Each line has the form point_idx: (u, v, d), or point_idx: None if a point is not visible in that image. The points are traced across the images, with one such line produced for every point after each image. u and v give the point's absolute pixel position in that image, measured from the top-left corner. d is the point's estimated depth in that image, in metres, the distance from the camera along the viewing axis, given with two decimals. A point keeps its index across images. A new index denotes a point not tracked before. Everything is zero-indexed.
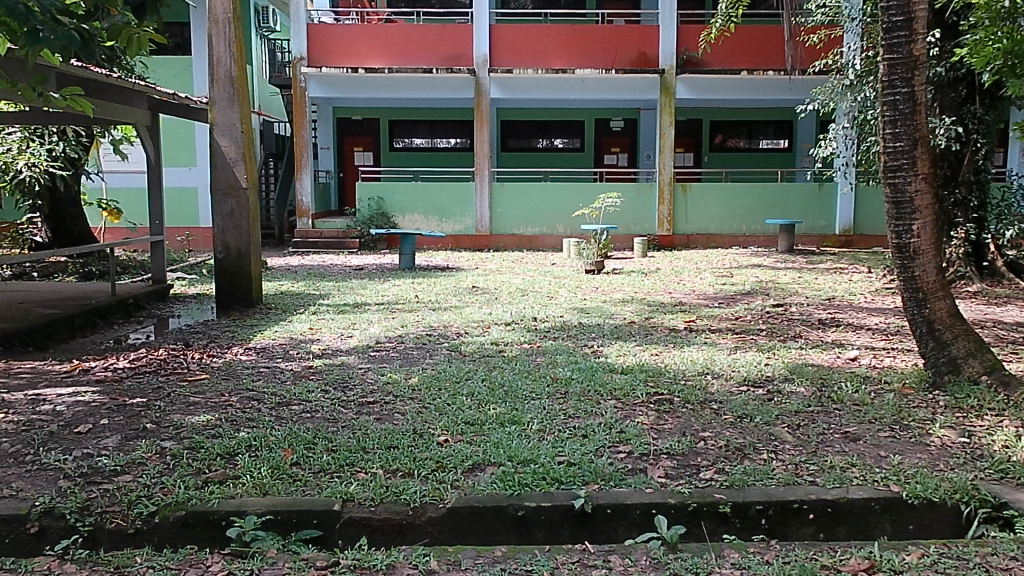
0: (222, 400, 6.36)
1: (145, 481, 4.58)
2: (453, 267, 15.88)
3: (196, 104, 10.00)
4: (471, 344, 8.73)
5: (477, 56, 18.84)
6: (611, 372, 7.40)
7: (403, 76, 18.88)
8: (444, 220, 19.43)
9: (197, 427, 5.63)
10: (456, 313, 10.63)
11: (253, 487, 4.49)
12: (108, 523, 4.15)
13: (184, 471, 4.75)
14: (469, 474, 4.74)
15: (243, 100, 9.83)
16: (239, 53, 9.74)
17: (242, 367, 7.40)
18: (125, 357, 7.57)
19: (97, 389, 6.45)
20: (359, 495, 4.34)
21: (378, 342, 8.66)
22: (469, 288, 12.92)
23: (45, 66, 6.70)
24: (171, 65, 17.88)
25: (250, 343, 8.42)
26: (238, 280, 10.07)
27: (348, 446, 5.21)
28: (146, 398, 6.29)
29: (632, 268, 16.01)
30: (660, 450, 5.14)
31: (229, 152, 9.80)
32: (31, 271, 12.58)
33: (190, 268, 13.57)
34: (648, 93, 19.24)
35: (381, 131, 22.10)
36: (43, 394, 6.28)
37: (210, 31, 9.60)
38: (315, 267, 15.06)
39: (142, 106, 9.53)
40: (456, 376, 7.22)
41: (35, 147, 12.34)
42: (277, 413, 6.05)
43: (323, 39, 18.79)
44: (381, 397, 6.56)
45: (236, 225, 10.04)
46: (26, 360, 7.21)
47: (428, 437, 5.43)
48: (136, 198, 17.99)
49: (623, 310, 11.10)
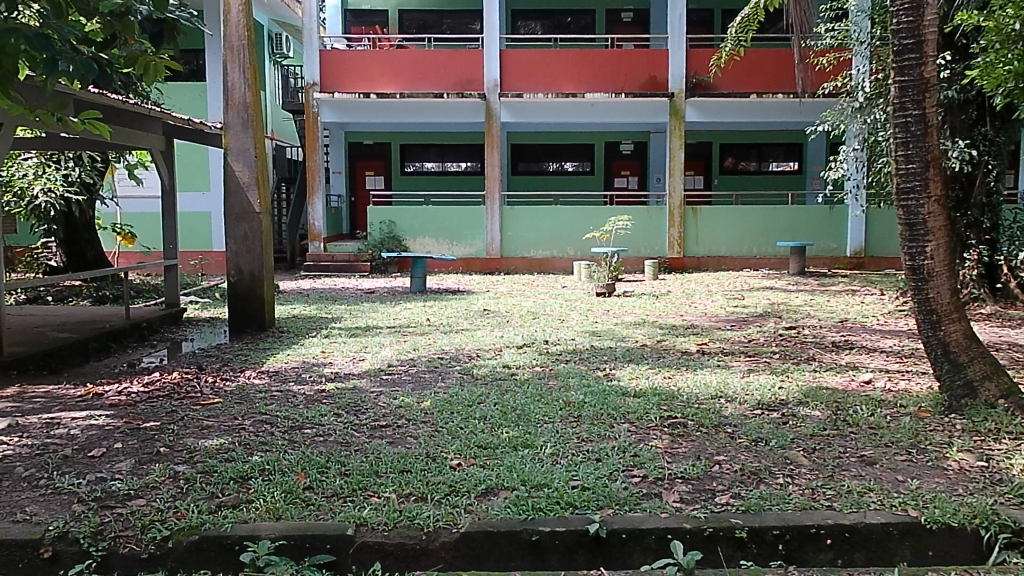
0: (235, 423, 6.36)
1: (159, 505, 4.57)
2: (465, 290, 15.92)
3: (211, 129, 10.08)
4: (483, 367, 8.73)
5: (488, 81, 18.97)
6: (624, 395, 7.36)
7: (414, 101, 19.03)
8: (455, 244, 19.48)
9: (210, 451, 5.62)
10: (468, 336, 10.62)
11: (267, 512, 4.47)
12: (121, 548, 4.12)
13: (197, 495, 4.74)
14: (482, 498, 4.71)
15: (257, 125, 9.90)
16: (254, 79, 9.83)
17: (256, 391, 7.39)
18: (139, 381, 7.59)
19: (111, 413, 6.46)
20: (372, 520, 4.32)
21: (391, 366, 8.66)
22: (480, 311, 12.92)
23: (64, 91, 6.77)
24: (186, 92, 18.11)
25: (263, 366, 8.44)
26: (251, 305, 10.12)
27: (361, 470, 5.20)
28: (160, 422, 6.30)
29: (643, 291, 16.00)
30: (674, 474, 5.10)
31: (243, 177, 9.85)
32: (47, 295, 12.68)
33: (203, 293, 13.64)
34: (658, 116, 19.30)
35: (393, 155, 22.26)
36: (57, 417, 6.29)
37: (225, 58, 9.71)
38: (328, 291, 15.10)
39: (157, 132, 9.61)
40: (468, 400, 7.19)
41: (52, 173, 12.45)
42: (290, 436, 6.03)
43: (335, 65, 18.99)
44: (394, 420, 6.54)
45: (249, 249, 10.09)
46: (41, 384, 7.22)
47: (441, 460, 5.41)
48: (151, 222, 18.12)
49: (635, 333, 11.07)
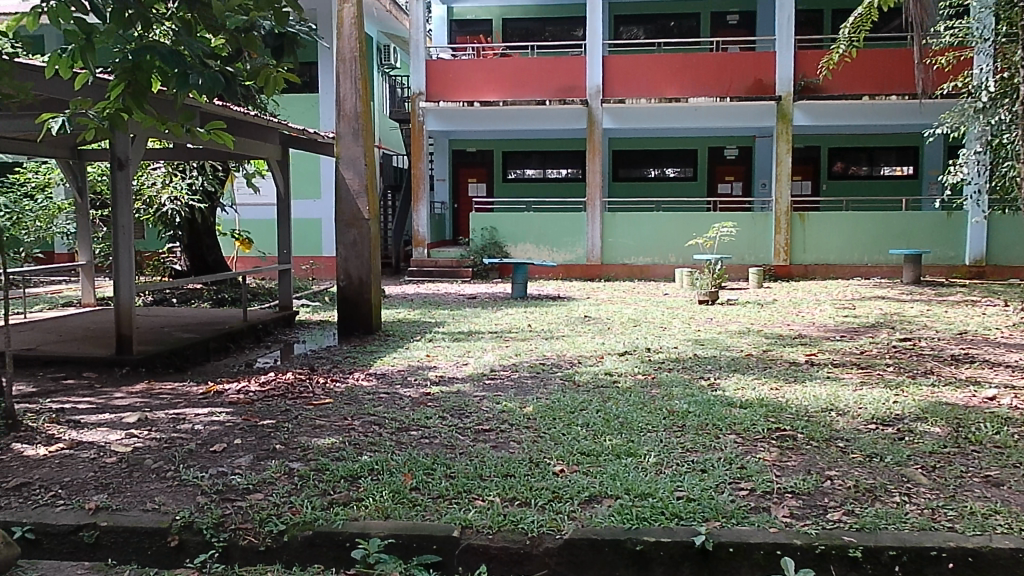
0: (345, 423, 6.56)
1: (275, 500, 4.76)
2: (566, 296, 15.93)
3: (324, 139, 10.45)
4: (584, 373, 8.71)
5: (590, 87, 18.95)
6: (729, 406, 7.20)
7: (517, 108, 19.21)
8: (555, 250, 19.52)
9: (323, 449, 5.81)
10: (569, 343, 10.62)
11: (376, 510, 4.58)
12: (241, 540, 4.31)
13: (311, 491, 4.91)
14: (586, 505, 4.70)
15: (367, 134, 10.18)
16: (364, 90, 10.12)
17: (364, 392, 7.60)
18: (256, 380, 7.93)
19: (230, 410, 6.77)
20: (478, 522, 4.36)
21: (493, 371, 8.75)
22: (581, 317, 12.89)
23: (192, 104, 7.15)
24: (300, 103, 18.84)
25: (371, 368, 8.68)
26: (359, 308, 10.42)
27: (466, 473, 5.27)
28: (276, 420, 6.56)
29: (748, 299, 15.62)
30: (783, 488, 4.95)
31: (353, 184, 10.16)
32: (171, 298, 13.39)
33: (314, 296, 14.13)
34: (765, 120, 18.83)
35: (495, 162, 22.51)
36: (182, 413, 6.63)
37: (338, 70, 10.05)
38: (431, 296, 15.38)
39: (274, 142, 10.02)
40: (570, 406, 7.18)
41: (178, 182, 13.16)
42: (398, 438, 6.17)
43: (440, 74, 19.36)
44: (497, 425, 6.60)
45: (357, 254, 10.39)
46: (167, 381, 7.63)
47: (545, 466, 5.43)
48: (266, 228, 18.91)
49: (739, 342, 10.81)
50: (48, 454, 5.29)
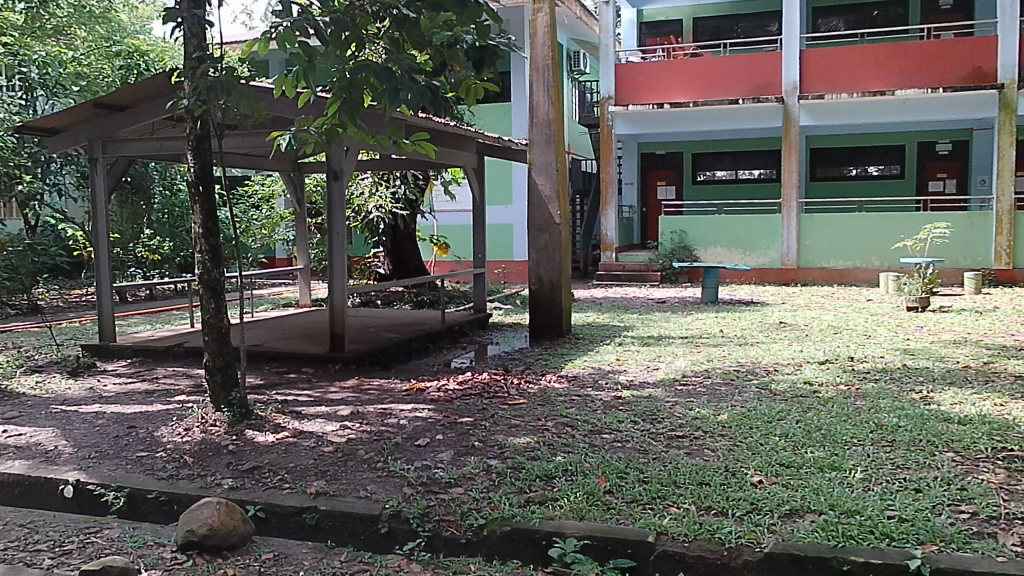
0: (539, 424, 6.70)
1: (475, 495, 4.94)
2: (759, 301, 15.36)
3: (517, 146, 10.74)
4: (782, 382, 8.35)
5: (787, 83, 18.15)
6: (947, 421, 6.64)
7: (708, 109, 18.78)
8: (748, 253, 18.89)
9: (519, 448, 5.96)
10: (764, 349, 10.23)
11: (571, 511, 4.64)
12: (444, 531, 4.51)
13: (508, 489, 5.05)
14: (787, 519, 4.51)
15: (559, 141, 10.33)
16: (557, 97, 10.31)
17: (556, 394, 7.74)
18: (454, 378, 8.28)
19: (432, 407, 7.10)
20: (673, 529, 4.30)
21: (685, 376, 8.60)
22: (776, 323, 12.38)
23: (399, 117, 7.58)
24: (494, 112, 19.44)
25: (562, 370, 8.81)
26: (550, 311, 10.60)
27: (660, 479, 5.21)
28: (474, 418, 6.80)
29: (964, 307, 14.34)
30: (1014, 515, 4.51)
31: (545, 190, 10.35)
32: (376, 300, 14.25)
33: (506, 299, 14.55)
34: (985, 111, 17.21)
35: (685, 164, 22.14)
36: (389, 408, 7.03)
37: (531, 78, 10.31)
38: (620, 300, 15.35)
39: (471, 150, 10.41)
40: (768, 415, 6.92)
41: (383, 191, 14.02)
42: (591, 440, 6.22)
43: (630, 77, 19.30)
44: (691, 431, 6.49)
45: (549, 258, 10.57)
46: (374, 377, 8.13)
47: (742, 476, 5.27)
48: (462, 234, 19.67)
49: (956, 353, 9.94)
50: (275, 441, 5.77)
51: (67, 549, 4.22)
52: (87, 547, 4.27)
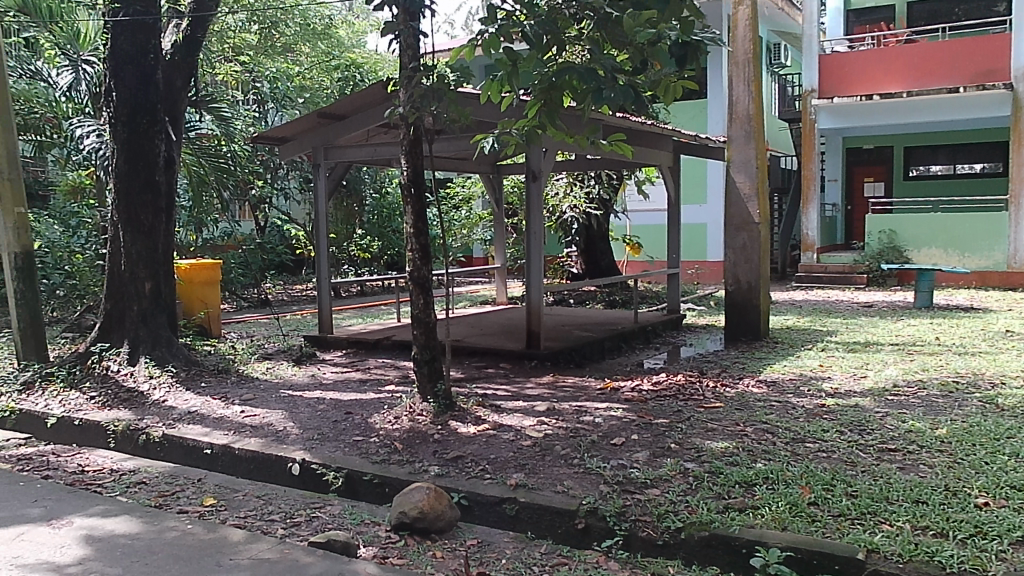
0: (738, 429, 6.48)
1: (671, 497, 4.76)
2: (981, 308, 14.03)
3: (715, 143, 10.47)
4: (1011, 396, 7.57)
5: (1018, 68, 16.42)
6: None
7: (924, 99, 17.39)
8: (968, 256, 17.26)
9: (716, 452, 5.75)
10: (989, 360, 9.33)
11: (772, 520, 4.38)
12: (640, 531, 4.44)
13: (706, 493, 4.82)
14: (1020, 547, 4.07)
15: (759, 137, 9.99)
16: (757, 92, 9.97)
17: (755, 399, 7.48)
18: (648, 379, 8.21)
19: (627, 406, 7.05)
20: (885, 548, 3.98)
21: (897, 386, 8.01)
22: (1002, 332, 11.25)
23: (597, 116, 7.58)
24: (690, 109, 19.00)
25: (760, 375, 8.49)
26: (746, 313, 10.27)
27: (870, 493, 4.86)
28: (669, 419, 6.68)
29: None
30: None
31: (744, 188, 10.04)
32: (568, 299, 14.40)
33: (699, 300, 14.25)
34: None
35: (896, 159, 20.64)
36: (584, 405, 6.97)
37: (731, 73, 10.05)
38: (821, 303, 14.57)
39: (667, 149, 10.24)
40: (996, 433, 6.30)
41: (577, 191, 14.08)
42: (793, 448, 5.93)
43: (835, 68, 18.26)
44: (905, 445, 6.03)
45: (746, 258, 10.23)
46: (569, 375, 8.21)
47: (965, 497, 4.83)
48: (657, 234, 19.05)
49: None
50: (478, 432, 5.92)
51: (297, 521, 4.54)
52: (314, 520, 4.59)
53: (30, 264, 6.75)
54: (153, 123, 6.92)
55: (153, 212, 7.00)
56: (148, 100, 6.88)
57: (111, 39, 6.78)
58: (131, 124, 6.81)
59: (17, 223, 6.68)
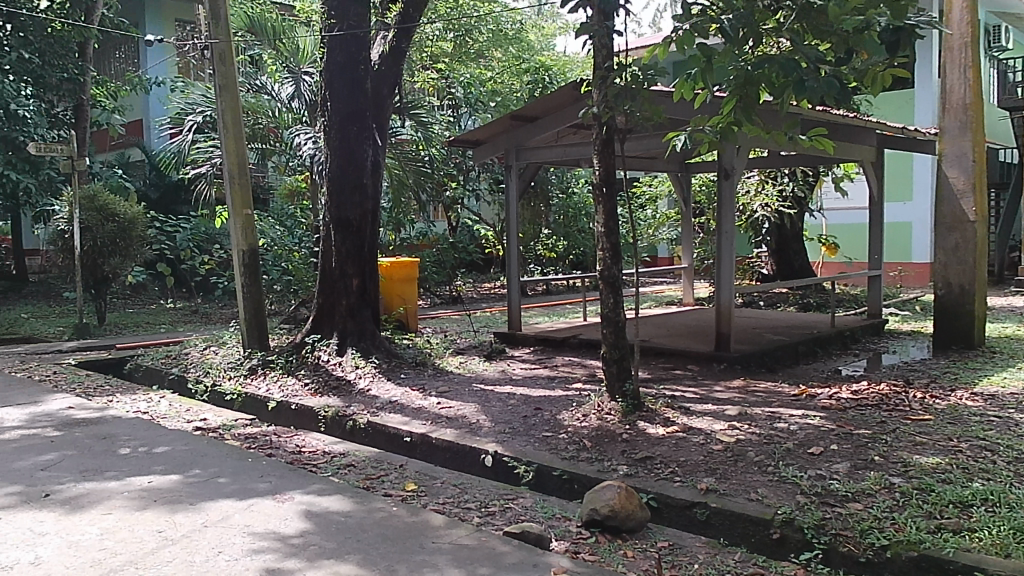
0: (951, 444, 5.92)
1: (877, 513, 4.29)
2: None
3: (926, 135, 9.71)
4: None
5: None
6: None
7: None
8: None
9: (927, 468, 5.23)
10: None
11: (994, 545, 3.83)
12: (841, 546, 4.01)
13: (916, 512, 4.31)
14: None
15: (977, 128, 9.16)
16: (975, 79, 9.16)
17: (970, 413, 6.85)
18: (847, 388, 7.73)
19: (824, 415, 6.65)
20: None
21: None
22: None
23: (797, 110, 7.23)
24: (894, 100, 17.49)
25: (976, 388, 7.77)
26: (958, 321, 9.40)
27: None
28: (873, 431, 6.21)
29: None
30: None
31: (958, 184, 9.25)
32: (758, 301, 13.87)
33: (903, 305, 13.28)
34: None
35: None
36: (778, 412, 6.67)
37: (945, 60, 9.30)
38: None
39: (871, 143, 9.60)
40: None
41: (769, 188, 13.50)
42: (1018, 468, 5.33)
43: None
44: None
45: (960, 260, 9.41)
46: (761, 380, 7.90)
47: None
48: (855, 234, 17.75)
49: None
50: (667, 433, 5.66)
51: (492, 511, 4.64)
52: (508, 510, 4.66)
53: (254, 261, 7.42)
54: (363, 130, 7.37)
55: (361, 213, 7.46)
56: (359, 108, 7.33)
57: (327, 53, 7.31)
58: (342, 130, 7.30)
59: (245, 223, 7.34)
